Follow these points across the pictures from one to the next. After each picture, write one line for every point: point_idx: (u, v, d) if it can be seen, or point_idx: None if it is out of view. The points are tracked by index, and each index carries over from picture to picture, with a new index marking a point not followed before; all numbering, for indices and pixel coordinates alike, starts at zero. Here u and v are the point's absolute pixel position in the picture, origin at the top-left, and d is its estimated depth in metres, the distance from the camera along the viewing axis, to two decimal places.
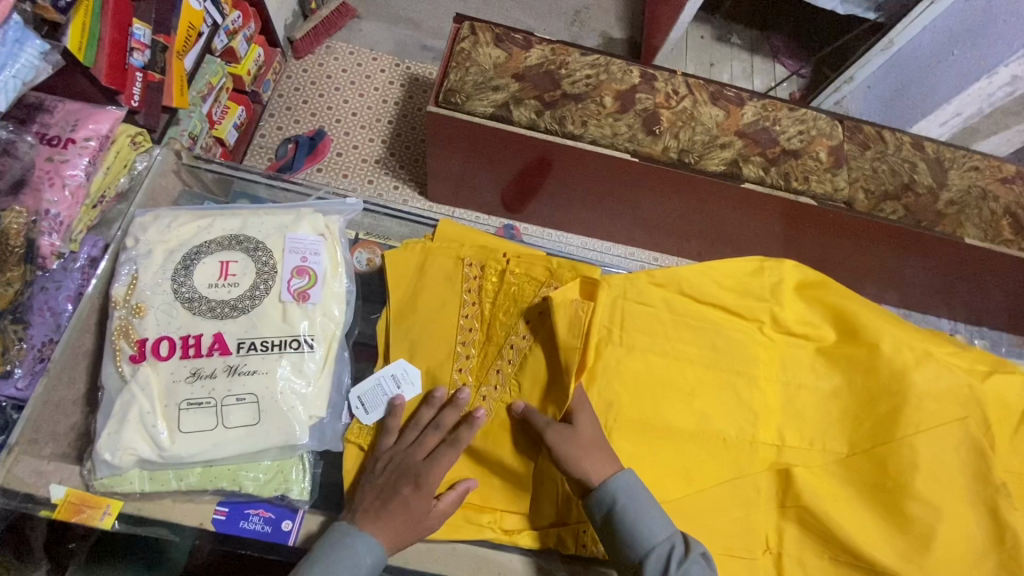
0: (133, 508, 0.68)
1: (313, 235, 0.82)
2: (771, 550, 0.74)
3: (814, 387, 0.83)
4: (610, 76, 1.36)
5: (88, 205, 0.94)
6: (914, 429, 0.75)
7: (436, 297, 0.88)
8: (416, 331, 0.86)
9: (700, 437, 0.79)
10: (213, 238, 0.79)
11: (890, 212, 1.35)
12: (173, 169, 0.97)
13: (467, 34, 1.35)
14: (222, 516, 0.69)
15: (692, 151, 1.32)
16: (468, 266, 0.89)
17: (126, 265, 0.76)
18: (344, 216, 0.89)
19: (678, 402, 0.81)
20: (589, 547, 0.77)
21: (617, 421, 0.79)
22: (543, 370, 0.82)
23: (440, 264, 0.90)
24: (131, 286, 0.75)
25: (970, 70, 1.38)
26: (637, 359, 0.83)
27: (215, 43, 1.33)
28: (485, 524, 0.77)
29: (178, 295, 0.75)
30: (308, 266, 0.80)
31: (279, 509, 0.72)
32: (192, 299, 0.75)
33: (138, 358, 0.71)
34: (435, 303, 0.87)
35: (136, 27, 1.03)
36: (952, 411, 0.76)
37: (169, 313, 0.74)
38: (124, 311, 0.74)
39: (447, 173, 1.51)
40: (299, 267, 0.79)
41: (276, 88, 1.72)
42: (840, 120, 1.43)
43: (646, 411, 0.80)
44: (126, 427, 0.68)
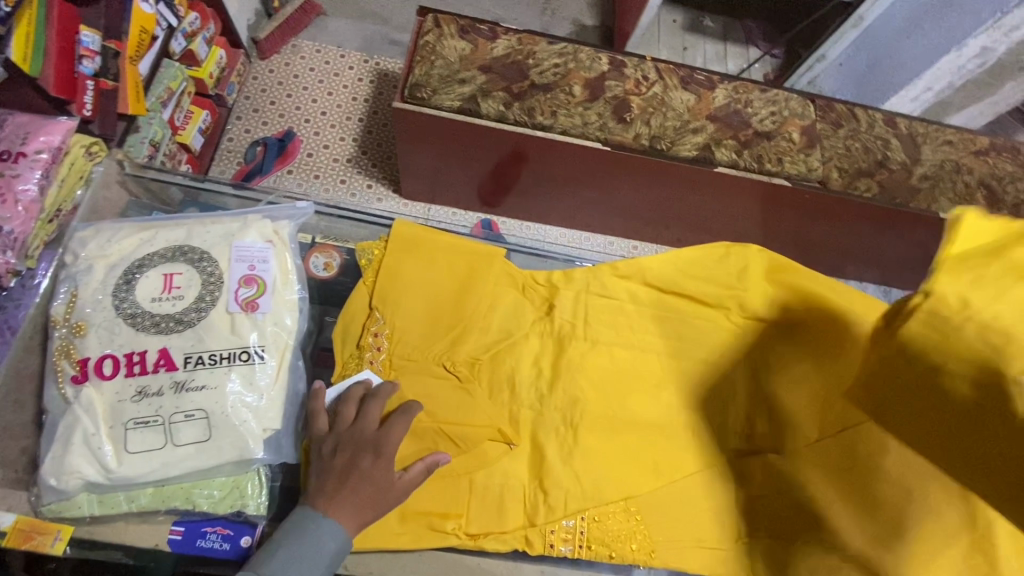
0: (84, 533, 0.69)
1: (260, 242, 0.81)
2: (743, 540, 0.85)
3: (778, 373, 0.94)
4: (578, 64, 1.34)
5: (43, 220, 0.92)
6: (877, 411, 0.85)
7: (419, 309, 0.90)
8: (398, 342, 0.87)
9: (667, 429, 0.92)
10: (156, 250, 0.77)
11: (864, 189, 1.34)
12: (117, 180, 1.02)
13: (431, 27, 1.32)
14: (177, 536, 0.70)
15: (663, 137, 1.31)
16: (440, 275, 0.93)
17: (65, 282, 0.75)
18: (293, 220, 0.87)
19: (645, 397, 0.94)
20: (555, 547, 0.81)
21: (583, 418, 0.91)
22: (562, 357, 0.95)
23: (421, 275, 0.92)
24: (71, 304, 0.73)
25: (939, 43, 1.37)
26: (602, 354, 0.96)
27: (173, 46, 1.30)
28: (450, 531, 0.78)
29: (120, 311, 0.73)
30: (257, 274, 0.78)
31: (236, 526, 0.72)
32: (135, 315, 0.73)
33: (81, 379, 0.70)
34: (415, 314, 0.89)
35: (84, 34, 1.00)
36: None
37: (112, 330, 0.72)
38: (65, 331, 0.72)
39: (421, 170, 1.48)
40: (247, 276, 0.77)
41: (241, 90, 1.68)
42: (813, 99, 1.42)
43: (614, 407, 0.93)
44: (70, 450, 0.67)
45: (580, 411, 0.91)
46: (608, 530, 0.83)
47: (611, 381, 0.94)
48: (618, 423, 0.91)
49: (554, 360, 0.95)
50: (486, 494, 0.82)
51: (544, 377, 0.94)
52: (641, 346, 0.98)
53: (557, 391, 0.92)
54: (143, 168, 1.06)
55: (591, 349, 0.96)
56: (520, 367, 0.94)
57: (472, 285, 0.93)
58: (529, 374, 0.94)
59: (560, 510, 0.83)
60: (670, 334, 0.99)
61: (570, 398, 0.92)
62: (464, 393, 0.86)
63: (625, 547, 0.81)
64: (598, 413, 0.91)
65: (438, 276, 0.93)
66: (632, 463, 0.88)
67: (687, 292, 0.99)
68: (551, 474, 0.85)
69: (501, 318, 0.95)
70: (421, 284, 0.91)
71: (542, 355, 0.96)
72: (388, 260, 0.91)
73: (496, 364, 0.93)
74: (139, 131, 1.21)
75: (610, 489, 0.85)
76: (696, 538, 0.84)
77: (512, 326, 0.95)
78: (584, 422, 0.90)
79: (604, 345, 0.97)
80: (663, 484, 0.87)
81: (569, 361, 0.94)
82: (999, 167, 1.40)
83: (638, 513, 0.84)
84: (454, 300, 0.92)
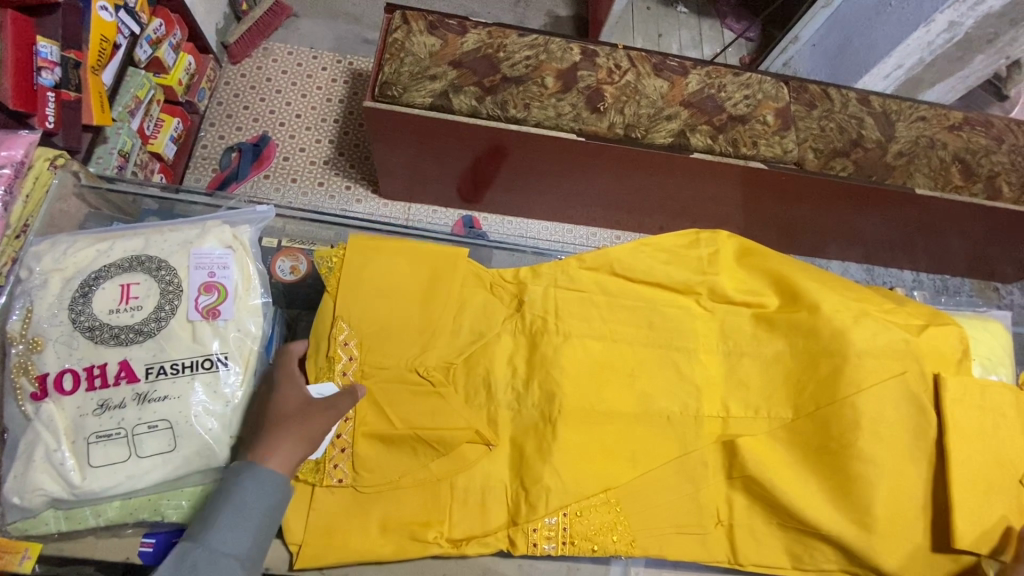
0: (55, 549, 0.71)
1: (220, 247, 0.80)
2: (724, 522, 0.87)
3: (757, 354, 0.95)
4: (550, 55, 1.34)
5: (10, 236, 0.91)
6: (858, 389, 0.86)
7: (387, 317, 0.89)
8: (367, 352, 0.86)
9: (643, 417, 0.91)
10: (113, 261, 0.76)
11: (840, 168, 1.35)
12: (75, 193, 0.98)
13: (399, 24, 1.31)
14: (149, 548, 0.72)
15: (638, 125, 1.30)
16: (411, 277, 0.92)
17: (20, 298, 0.73)
18: (253, 224, 0.86)
19: (621, 384, 0.93)
20: (538, 546, 0.82)
21: (561, 411, 0.88)
22: (537, 351, 0.92)
23: (387, 281, 0.90)
24: (27, 320, 0.72)
25: (908, 20, 1.37)
26: (575, 346, 0.93)
27: (138, 54, 1.28)
28: (431, 539, 0.80)
29: (77, 325, 0.72)
30: (217, 281, 0.77)
31: None
32: (93, 328, 0.72)
33: (41, 396, 0.69)
34: (385, 321, 0.88)
35: (41, 45, 0.98)
36: (893, 367, 0.88)
37: (70, 345, 0.71)
38: (22, 347, 0.71)
39: (398, 168, 1.47)
40: (206, 283, 0.77)
41: (213, 96, 1.66)
42: (786, 80, 1.42)
43: (590, 399, 0.90)
44: (32, 467, 0.66)
45: (557, 404, 0.88)
46: (589, 523, 0.83)
47: (588, 375, 0.92)
48: (596, 417, 0.90)
49: (528, 356, 0.93)
50: (466, 497, 0.84)
51: (520, 373, 0.92)
52: (615, 336, 0.95)
53: (535, 385, 0.90)
54: (101, 180, 1.03)
55: (563, 343, 0.92)
56: (496, 367, 0.92)
57: (440, 285, 0.92)
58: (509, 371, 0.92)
59: (540, 509, 0.82)
60: (643, 321, 0.96)
61: (546, 393, 0.89)
62: (441, 400, 0.86)
63: (607, 539, 0.82)
64: (577, 410, 0.89)
65: (408, 277, 0.92)
66: (613, 452, 0.88)
67: (657, 278, 0.99)
68: (532, 473, 0.84)
69: (471, 320, 0.93)
70: (387, 291, 0.90)
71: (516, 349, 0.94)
72: (353, 268, 0.90)
73: (468, 364, 0.91)
74: (107, 141, 1.19)
75: (591, 482, 0.85)
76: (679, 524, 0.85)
77: (485, 325, 0.94)
78: (561, 416, 0.88)
79: (575, 339, 0.93)
80: (645, 474, 0.87)
81: (542, 355, 0.91)
82: (973, 141, 1.40)
83: (620, 502, 0.85)
84: (421, 304, 0.91)
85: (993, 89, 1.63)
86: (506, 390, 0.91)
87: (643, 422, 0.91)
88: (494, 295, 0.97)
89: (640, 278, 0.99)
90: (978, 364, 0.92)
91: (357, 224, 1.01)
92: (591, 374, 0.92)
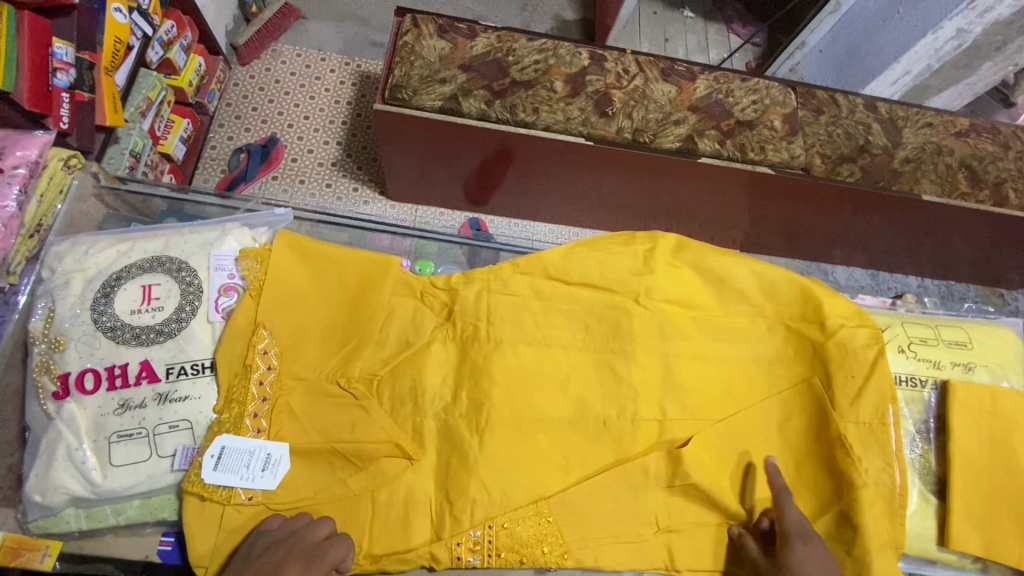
0: (75, 547, 0.70)
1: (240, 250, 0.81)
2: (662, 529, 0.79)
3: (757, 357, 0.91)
4: (559, 59, 1.34)
5: (24, 236, 0.92)
6: (767, 392, 0.86)
7: (304, 327, 0.80)
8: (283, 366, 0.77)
9: (577, 423, 0.83)
10: (134, 262, 0.77)
11: (847, 174, 1.35)
12: (93, 194, 1.00)
13: (409, 27, 1.32)
14: (167, 546, 0.71)
15: (646, 130, 1.31)
16: (332, 271, 0.83)
17: (42, 298, 0.74)
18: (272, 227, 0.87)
19: (552, 390, 0.84)
20: (463, 559, 0.74)
21: (489, 421, 0.80)
22: (460, 356, 0.85)
23: (310, 290, 0.82)
24: (49, 319, 0.73)
25: (916, 26, 1.38)
26: (506, 354, 0.85)
27: (150, 56, 1.29)
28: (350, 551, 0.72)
29: (99, 325, 0.73)
30: (236, 283, 0.79)
31: None
32: (114, 328, 0.73)
33: (62, 394, 0.70)
34: (308, 329, 0.80)
35: (57, 47, 0.99)
36: (798, 372, 0.86)
37: (92, 344, 0.72)
38: (44, 346, 0.72)
39: (403, 171, 1.48)
40: (226, 285, 0.78)
41: (222, 97, 1.67)
42: (793, 86, 1.42)
43: (521, 405, 0.82)
44: (53, 466, 0.67)
45: (482, 415, 0.81)
46: (518, 535, 0.75)
47: (521, 383, 0.84)
48: (529, 425, 0.82)
49: (459, 365, 0.85)
50: (388, 511, 0.75)
51: (448, 382, 0.84)
52: (549, 339, 0.86)
53: (466, 391, 0.82)
54: (120, 182, 1.04)
55: (495, 350, 0.84)
56: (424, 376, 0.83)
57: (357, 282, 0.83)
58: (438, 373, 0.84)
59: (464, 523, 0.75)
60: (585, 323, 0.87)
61: (474, 402, 0.81)
62: (363, 415, 0.77)
63: (537, 550, 0.75)
64: (506, 426, 0.81)
65: (327, 271, 0.83)
66: (541, 455, 0.81)
67: (591, 278, 0.89)
68: (457, 483, 0.77)
69: (399, 328, 0.85)
70: (308, 302, 0.81)
71: (447, 354, 0.85)
72: (272, 269, 0.80)
73: (394, 376, 0.82)
74: (119, 142, 1.20)
75: (521, 490, 0.77)
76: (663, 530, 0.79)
77: (414, 336, 0.85)
78: (490, 426, 0.80)
79: (508, 346, 0.85)
80: (584, 487, 0.78)
81: (471, 364, 0.84)
82: (980, 148, 1.41)
83: (551, 514, 0.76)
84: (346, 316, 0.82)
85: (1000, 96, 1.64)
86: (428, 399, 0.82)
87: (577, 431, 0.82)
88: (424, 298, 0.87)
89: (578, 280, 0.89)
90: (985, 369, 0.86)
91: (372, 228, 1.00)
92: (523, 380, 0.84)
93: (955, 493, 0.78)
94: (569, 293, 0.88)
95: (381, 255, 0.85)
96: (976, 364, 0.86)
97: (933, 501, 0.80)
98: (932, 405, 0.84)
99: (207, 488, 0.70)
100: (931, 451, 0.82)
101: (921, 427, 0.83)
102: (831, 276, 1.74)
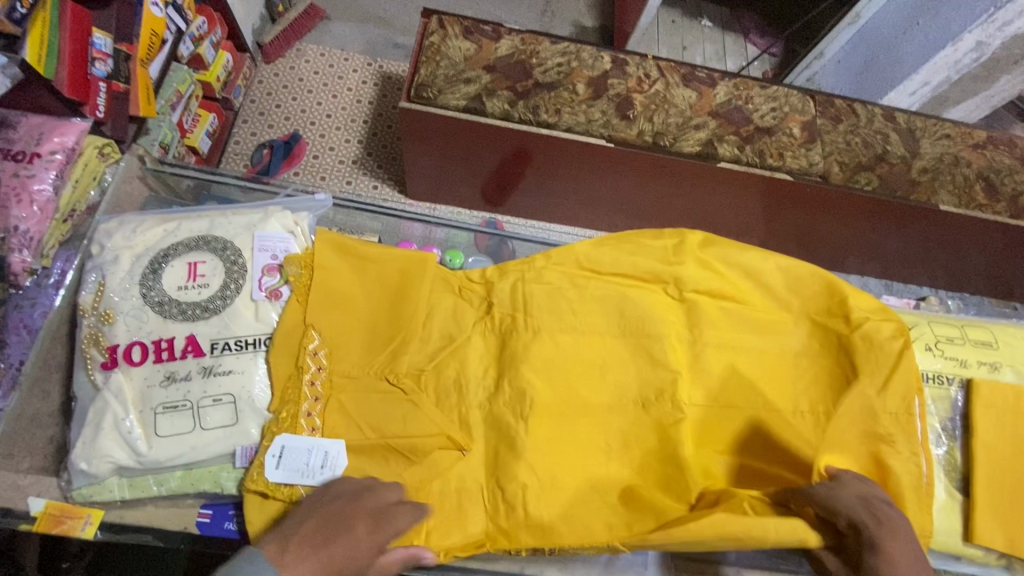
0: (115, 517, 0.70)
1: (282, 232, 0.82)
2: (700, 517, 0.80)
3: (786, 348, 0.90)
4: (581, 63, 1.36)
5: (58, 220, 0.94)
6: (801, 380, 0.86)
7: (349, 329, 0.81)
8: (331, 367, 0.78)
9: (615, 410, 0.83)
10: (180, 241, 0.79)
11: (865, 183, 1.36)
12: (138, 175, 0.97)
13: (436, 28, 1.34)
14: (206, 518, 0.72)
15: (666, 134, 1.33)
16: (377, 262, 0.85)
17: (92, 272, 0.77)
18: (313, 212, 0.88)
19: (590, 377, 0.85)
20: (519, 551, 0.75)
21: (532, 407, 0.81)
22: (499, 346, 0.86)
23: (355, 292, 0.83)
24: (98, 293, 0.76)
25: (936, 38, 1.39)
26: (544, 341, 0.86)
27: (181, 50, 1.32)
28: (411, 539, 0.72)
29: (147, 299, 0.76)
30: (279, 263, 0.80)
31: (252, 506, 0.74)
32: (162, 303, 0.76)
33: (111, 365, 0.72)
34: (354, 330, 0.81)
35: (96, 37, 1.02)
36: (823, 363, 0.86)
37: (140, 318, 0.75)
38: (93, 319, 0.74)
39: (425, 170, 1.50)
40: (269, 266, 0.80)
41: (247, 94, 1.70)
42: (812, 95, 1.44)
43: (560, 393, 0.83)
44: (100, 434, 0.69)
45: (529, 406, 0.81)
46: (575, 523, 0.76)
47: (559, 371, 0.85)
48: (575, 418, 0.82)
49: (499, 354, 0.86)
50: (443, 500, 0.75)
51: (491, 372, 0.85)
52: (585, 328, 0.87)
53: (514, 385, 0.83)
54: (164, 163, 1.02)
55: (533, 339, 0.85)
56: (466, 369, 0.84)
57: (400, 275, 0.85)
58: (481, 365, 0.85)
59: (525, 507, 0.75)
60: (611, 314, 0.88)
61: (517, 390, 0.82)
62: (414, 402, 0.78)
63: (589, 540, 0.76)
64: (551, 418, 0.82)
65: (371, 263, 0.85)
66: (588, 448, 0.81)
67: (621, 269, 0.90)
68: (506, 470, 0.77)
69: (440, 323, 0.86)
70: (352, 304, 0.82)
71: (488, 348, 0.87)
72: (317, 273, 0.81)
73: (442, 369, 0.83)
74: (149, 134, 1.22)
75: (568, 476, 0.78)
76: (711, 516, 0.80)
77: (455, 331, 0.86)
78: (533, 414, 0.81)
79: (545, 333, 0.86)
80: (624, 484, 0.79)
81: (510, 351, 0.85)
82: (997, 160, 1.41)
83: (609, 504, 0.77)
84: (388, 316, 0.83)
85: (1017, 110, 1.65)
86: (472, 391, 0.83)
87: (619, 424, 0.83)
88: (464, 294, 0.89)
89: (607, 270, 0.90)
90: (1012, 369, 0.86)
91: (408, 218, 1.02)
92: (566, 372, 0.85)
93: (980, 490, 0.78)
94: (599, 284, 0.89)
95: (417, 253, 0.87)
96: (1003, 363, 0.86)
97: (959, 498, 0.80)
98: (959, 403, 0.84)
99: (269, 486, 0.70)
100: (958, 448, 0.82)
101: (948, 424, 0.83)
102: None
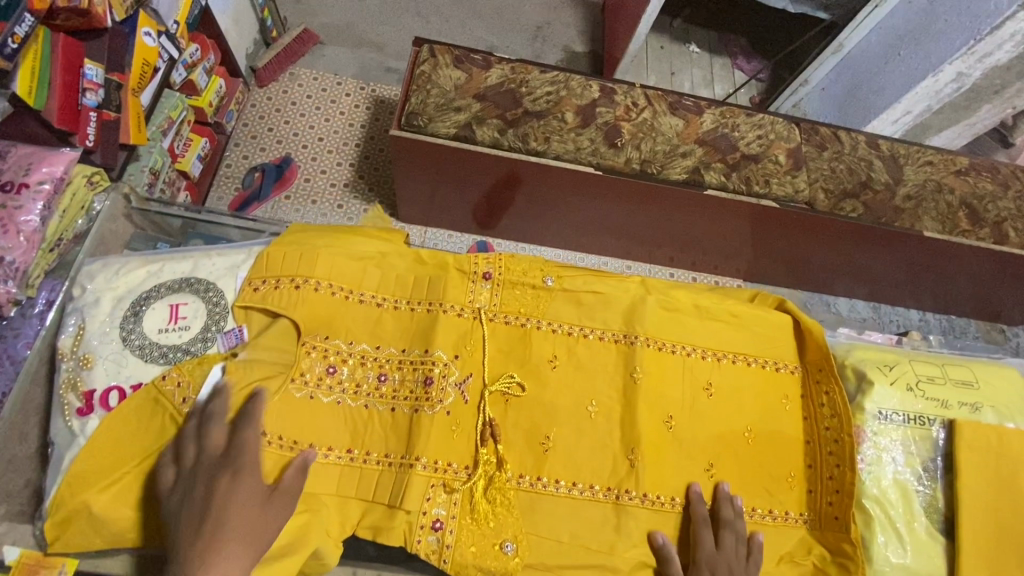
0: (89, 565, 0.75)
1: None
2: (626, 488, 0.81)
3: (580, 448, 0.83)
4: (570, 91, 1.38)
5: (45, 249, 0.94)
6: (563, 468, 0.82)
7: None
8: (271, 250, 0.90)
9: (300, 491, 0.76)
10: (163, 283, 0.88)
11: (850, 210, 1.38)
12: (124, 213, 0.98)
13: (426, 57, 1.36)
14: None
15: (653, 161, 1.35)
16: None
17: (73, 315, 0.85)
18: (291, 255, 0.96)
19: None
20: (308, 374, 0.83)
21: None
22: None
23: (102, 497, 0.73)
24: (77, 337, 0.84)
25: (917, 70, 1.43)
26: None
27: (173, 77, 1.33)
28: None
29: (128, 343, 0.84)
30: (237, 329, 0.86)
31: None
32: (143, 347, 0.84)
33: (86, 411, 0.79)
34: None
35: (88, 67, 1.02)
36: (579, 455, 0.83)
37: (119, 362, 0.83)
38: (72, 363, 0.82)
39: (415, 195, 1.52)
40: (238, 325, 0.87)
41: (239, 117, 1.71)
42: (797, 122, 1.46)
43: None
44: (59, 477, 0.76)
45: (510, 472, 0.81)
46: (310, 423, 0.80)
47: None
48: (578, 356, 0.88)
49: None
50: None
51: None
52: (560, 533, 0.78)
53: (488, 543, 0.77)
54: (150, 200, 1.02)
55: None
56: None
57: None
58: (446, 503, 0.78)
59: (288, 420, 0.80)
60: (584, 516, 0.80)
61: None
62: (355, 476, 0.79)
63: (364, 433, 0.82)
64: None
65: None
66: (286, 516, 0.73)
67: (573, 525, 0.79)
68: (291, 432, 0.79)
69: None
70: None
71: (451, 516, 0.78)
72: None
73: (370, 484, 0.79)
74: (139, 160, 1.22)
75: None
76: (527, 472, 0.81)
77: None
78: None
79: None
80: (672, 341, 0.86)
81: None
82: (979, 186, 1.43)
83: None
84: None
85: (999, 137, 1.68)
86: (431, 503, 0.78)
87: (629, 370, 0.86)
88: None
89: (554, 532, 0.78)
90: (993, 410, 0.85)
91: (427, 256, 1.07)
92: (535, 522, 0.79)
93: (964, 534, 0.78)
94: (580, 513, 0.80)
95: None
96: (984, 404, 0.85)
97: (942, 542, 0.79)
98: (940, 443, 0.84)
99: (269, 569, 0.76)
100: (939, 490, 0.82)
101: (929, 465, 0.83)
102: (833, 308, 1.74)
